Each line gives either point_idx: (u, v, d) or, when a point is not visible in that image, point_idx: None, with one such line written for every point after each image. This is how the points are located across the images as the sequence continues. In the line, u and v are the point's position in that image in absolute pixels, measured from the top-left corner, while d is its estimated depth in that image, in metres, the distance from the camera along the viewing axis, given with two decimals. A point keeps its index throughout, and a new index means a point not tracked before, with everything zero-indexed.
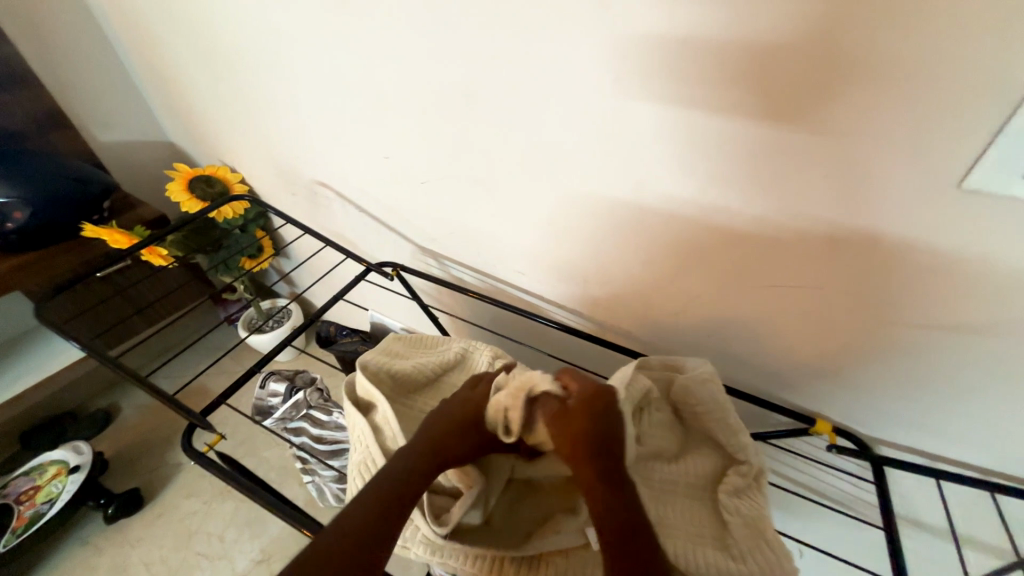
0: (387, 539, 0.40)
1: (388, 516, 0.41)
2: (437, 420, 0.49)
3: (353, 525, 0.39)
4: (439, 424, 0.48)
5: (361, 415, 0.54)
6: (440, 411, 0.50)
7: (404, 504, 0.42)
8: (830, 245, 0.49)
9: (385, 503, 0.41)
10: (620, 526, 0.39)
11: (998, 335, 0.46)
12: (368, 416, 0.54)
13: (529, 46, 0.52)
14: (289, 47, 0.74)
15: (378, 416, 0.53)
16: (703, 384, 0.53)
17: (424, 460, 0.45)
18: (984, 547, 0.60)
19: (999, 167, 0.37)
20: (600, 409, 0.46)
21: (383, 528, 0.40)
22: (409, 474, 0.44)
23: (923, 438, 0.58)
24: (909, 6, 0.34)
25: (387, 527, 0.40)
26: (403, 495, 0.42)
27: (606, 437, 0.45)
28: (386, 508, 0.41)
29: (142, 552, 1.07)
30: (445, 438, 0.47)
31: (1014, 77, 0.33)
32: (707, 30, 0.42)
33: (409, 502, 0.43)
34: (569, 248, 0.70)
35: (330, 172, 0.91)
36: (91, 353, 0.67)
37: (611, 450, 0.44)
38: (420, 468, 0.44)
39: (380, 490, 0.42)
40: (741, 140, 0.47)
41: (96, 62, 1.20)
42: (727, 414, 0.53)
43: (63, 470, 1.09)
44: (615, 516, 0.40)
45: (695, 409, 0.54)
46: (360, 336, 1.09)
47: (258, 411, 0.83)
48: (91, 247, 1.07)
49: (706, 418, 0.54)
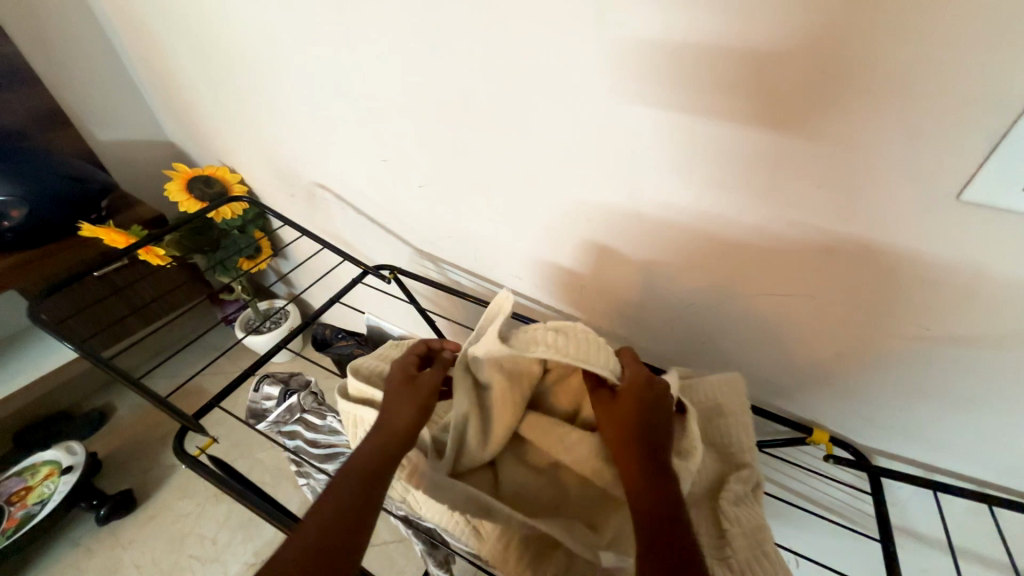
0: (357, 534, 0.39)
1: (351, 516, 0.40)
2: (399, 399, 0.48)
3: (317, 529, 0.38)
4: (393, 405, 0.47)
5: (362, 409, 0.53)
6: (390, 384, 0.50)
7: (369, 503, 0.41)
8: (829, 253, 0.49)
9: (348, 504, 0.40)
10: (658, 512, 0.39)
11: (996, 349, 0.46)
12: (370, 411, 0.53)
13: (527, 53, 0.52)
14: (289, 51, 0.74)
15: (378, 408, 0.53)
16: (727, 388, 0.55)
17: (388, 446, 0.44)
18: (978, 559, 0.60)
19: (995, 181, 0.37)
20: (654, 398, 0.45)
21: (347, 529, 0.39)
22: (371, 471, 0.42)
23: (920, 449, 0.58)
24: (906, 15, 0.34)
25: (353, 529, 0.39)
26: (367, 492, 0.41)
27: (648, 429, 0.44)
28: (350, 509, 0.40)
29: (134, 554, 1.06)
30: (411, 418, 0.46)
31: (1011, 91, 0.33)
32: (708, 36, 0.42)
33: (375, 501, 0.41)
34: (566, 254, 0.70)
35: (329, 174, 0.91)
36: (81, 353, 0.66)
37: (658, 437, 0.44)
38: (382, 465, 0.43)
39: (342, 493, 0.41)
40: (740, 147, 0.47)
41: (97, 62, 1.20)
42: (745, 422, 0.54)
43: (54, 471, 1.08)
44: (652, 503, 0.40)
45: (721, 412, 0.54)
46: (356, 339, 1.08)
47: (250, 414, 0.81)
48: (88, 246, 1.07)
49: (705, 419, 0.55)
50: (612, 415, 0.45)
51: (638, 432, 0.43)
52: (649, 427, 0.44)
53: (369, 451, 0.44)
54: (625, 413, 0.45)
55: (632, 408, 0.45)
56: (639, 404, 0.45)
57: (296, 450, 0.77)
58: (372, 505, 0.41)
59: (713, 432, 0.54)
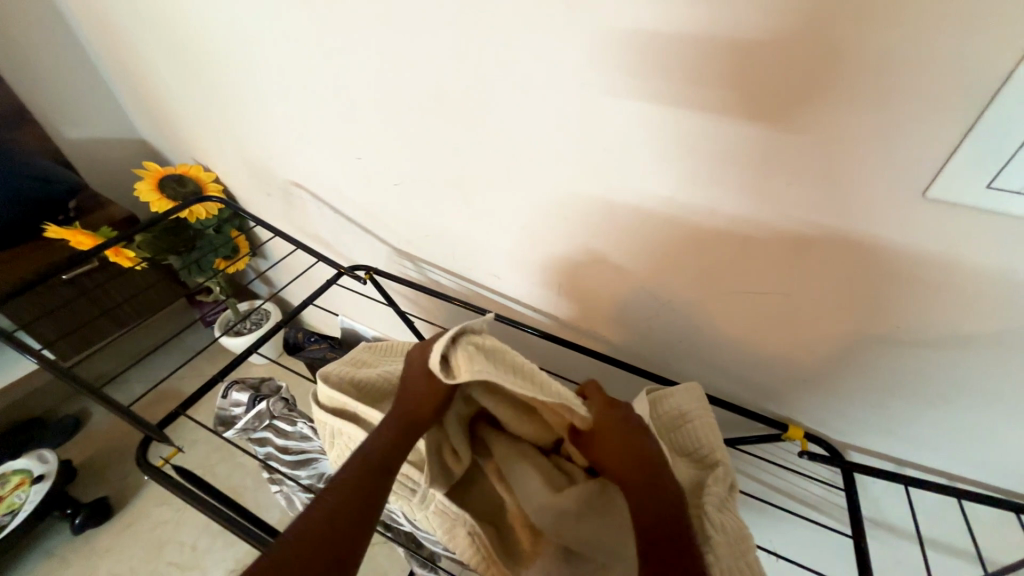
0: (360, 529, 0.38)
1: (355, 511, 0.39)
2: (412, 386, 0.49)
3: (315, 524, 0.37)
4: (411, 397, 0.47)
5: (340, 420, 0.52)
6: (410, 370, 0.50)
7: (374, 498, 0.41)
8: (805, 248, 0.48)
9: (353, 494, 0.40)
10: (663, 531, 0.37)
11: (968, 344, 0.46)
12: (348, 420, 0.52)
13: (497, 41, 0.51)
14: (258, 42, 0.71)
15: (359, 414, 0.52)
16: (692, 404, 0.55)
17: (394, 447, 0.44)
18: (947, 549, 0.61)
19: (960, 179, 0.37)
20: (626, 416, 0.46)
21: (351, 526, 0.38)
22: (374, 467, 0.42)
23: (893, 444, 0.59)
24: (894, 3, 0.33)
25: (360, 521, 0.39)
26: (366, 499, 0.40)
27: (635, 443, 0.43)
28: (354, 502, 0.39)
29: (111, 562, 1.04)
30: (419, 413, 0.46)
31: (979, 84, 0.33)
32: (682, 25, 0.41)
33: (376, 503, 0.40)
34: (543, 250, 0.69)
35: (304, 172, 0.89)
36: (38, 358, 0.63)
37: (658, 464, 0.42)
38: (387, 458, 0.43)
39: (343, 490, 0.40)
40: (716, 141, 0.46)
41: (62, 56, 1.16)
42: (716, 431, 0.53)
43: (25, 480, 1.05)
44: (653, 525, 0.38)
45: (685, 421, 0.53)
46: (329, 342, 1.07)
47: (219, 423, 0.76)
48: (54, 247, 1.02)
49: (672, 430, 0.54)
50: (597, 443, 0.44)
51: (624, 451, 0.43)
52: (647, 451, 0.43)
53: (375, 446, 0.44)
54: (608, 439, 0.44)
55: (619, 436, 0.44)
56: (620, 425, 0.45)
57: (267, 456, 0.75)
58: (375, 498, 0.41)
59: (682, 441, 0.53)
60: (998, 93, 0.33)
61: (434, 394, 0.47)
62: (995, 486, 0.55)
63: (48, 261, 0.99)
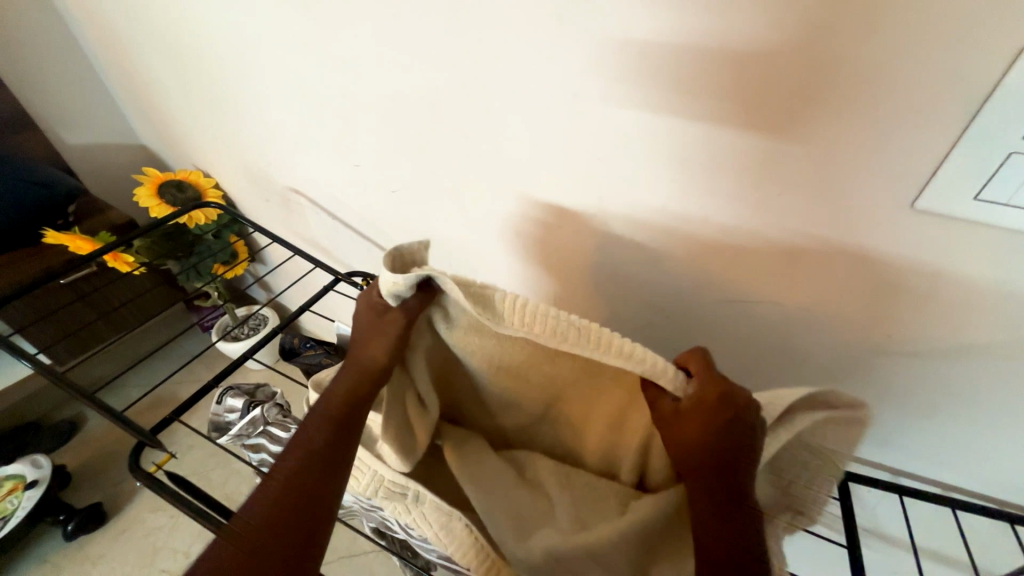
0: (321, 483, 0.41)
1: (311, 474, 0.42)
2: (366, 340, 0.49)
3: (281, 482, 0.41)
4: (365, 346, 0.48)
5: None
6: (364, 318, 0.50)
7: (333, 461, 0.43)
8: (796, 259, 0.49)
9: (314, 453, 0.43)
10: (725, 551, 0.37)
11: (961, 354, 0.46)
12: None
13: (492, 57, 0.52)
14: (258, 54, 0.73)
15: None
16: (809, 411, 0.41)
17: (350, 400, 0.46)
18: (945, 560, 0.61)
19: (947, 189, 0.38)
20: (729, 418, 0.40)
21: (310, 488, 0.41)
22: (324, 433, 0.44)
23: (888, 454, 0.59)
24: (895, 11, 0.33)
25: (321, 474, 0.42)
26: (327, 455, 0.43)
27: (726, 447, 0.39)
28: (313, 465, 0.42)
29: (103, 569, 1.04)
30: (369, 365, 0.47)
31: (965, 99, 0.34)
32: (673, 38, 0.42)
33: (338, 457, 0.44)
34: (540, 260, 0.70)
35: (303, 179, 0.90)
36: (32, 362, 0.63)
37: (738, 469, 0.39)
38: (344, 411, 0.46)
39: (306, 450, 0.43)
40: (709, 151, 0.47)
41: (66, 63, 1.17)
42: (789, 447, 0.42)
43: (18, 485, 1.04)
44: (715, 528, 0.38)
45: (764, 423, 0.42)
46: (325, 348, 1.08)
47: (213, 428, 0.76)
48: (53, 252, 1.03)
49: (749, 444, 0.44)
50: (680, 431, 0.41)
51: (707, 452, 0.40)
52: (728, 453, 0.39)
53: (325, 411, 0.46)
54: (687, 435, 0.40)
55: (701, 430, 0.40)
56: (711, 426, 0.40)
57: (262, 464, 0.73)
58: (337, 453, 0.44)
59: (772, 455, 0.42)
60: (982, 108, 0.34)
61: (382, 342, 0.47)
62: (989, 495, 0.55)
63: (45, 265, 1.00)
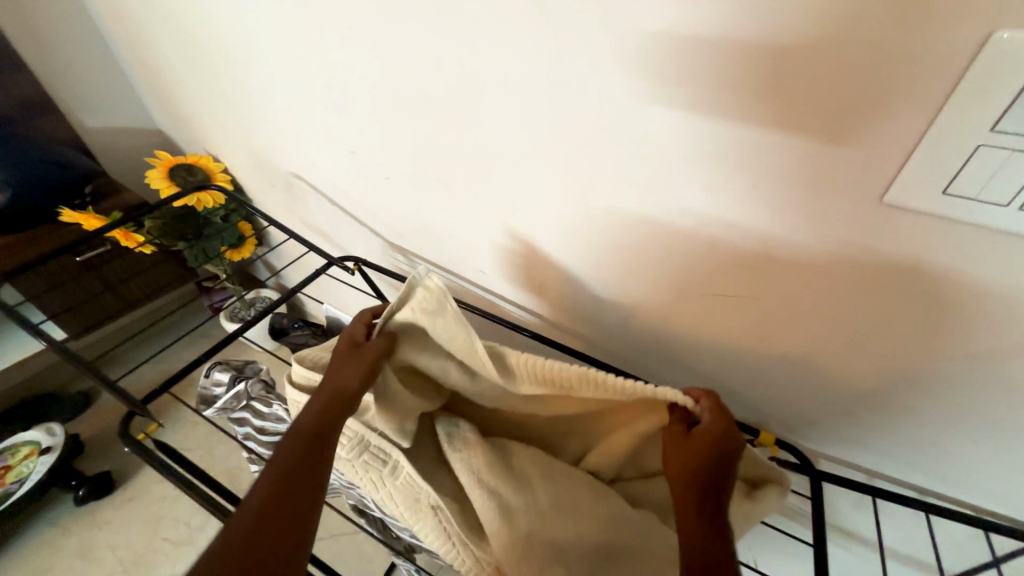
0: (307, 492, 0.42)
1: (291, 500, 0.40)
2: (335, 367, 0.51)
3: (263, 500, 0.40)
4: (337, 370, 0.50)
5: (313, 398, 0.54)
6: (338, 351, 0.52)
7: (313, 473, 0.43)
8: (767, 256, 0.49)
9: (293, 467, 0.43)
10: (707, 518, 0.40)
11: (935, 356, 0.46)
12: None
13: (473, 44, 0.52)
14: (259, 37, 0.74)
15: None
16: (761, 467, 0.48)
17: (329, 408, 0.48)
18: (915, 562, 0.61)
19: (914, 184, 0.37)
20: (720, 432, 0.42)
21: (291, 513, 0.40)
22: (298, 455, 0.44)
23: (861, 454, 0.59)
24: None
25: (304, 486, 0.42)
26: (308, 468, 0.43)
27: (719, 451, 0.42)
28: (294, 478, 0.42)
29: (109, 534, 1.09)
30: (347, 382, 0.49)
31: (935, 82, 0.32)
32: (645, 20, 0.41)
33: (318, 470, 0.44)
34: (526, 248, 0.70)
35: (303, 163, 0.91)
36: (35, 331, 0.66)
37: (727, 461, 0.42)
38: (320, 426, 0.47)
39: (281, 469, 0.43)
40: (682, 139, 0.46)
41: (87, 48, 1.21)
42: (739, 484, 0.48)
43: (34, 451, 1.09)
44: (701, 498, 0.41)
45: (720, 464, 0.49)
46: (311, 329, 1.16)
47: (200, 401, 0.78)
48: (70, 230, 1.07)
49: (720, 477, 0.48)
50: (682, 447, 0.43)
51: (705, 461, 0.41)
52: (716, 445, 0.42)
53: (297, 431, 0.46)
54: (694, 446, 0.42)
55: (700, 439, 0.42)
56: (708, 438, 0.42)
57: (247, 437, 0.77)
58: (319, 465, 0.44)
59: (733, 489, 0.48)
60: (951, 97, 0.32)
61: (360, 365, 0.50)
62: (958, 498, 0.55)
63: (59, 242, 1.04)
